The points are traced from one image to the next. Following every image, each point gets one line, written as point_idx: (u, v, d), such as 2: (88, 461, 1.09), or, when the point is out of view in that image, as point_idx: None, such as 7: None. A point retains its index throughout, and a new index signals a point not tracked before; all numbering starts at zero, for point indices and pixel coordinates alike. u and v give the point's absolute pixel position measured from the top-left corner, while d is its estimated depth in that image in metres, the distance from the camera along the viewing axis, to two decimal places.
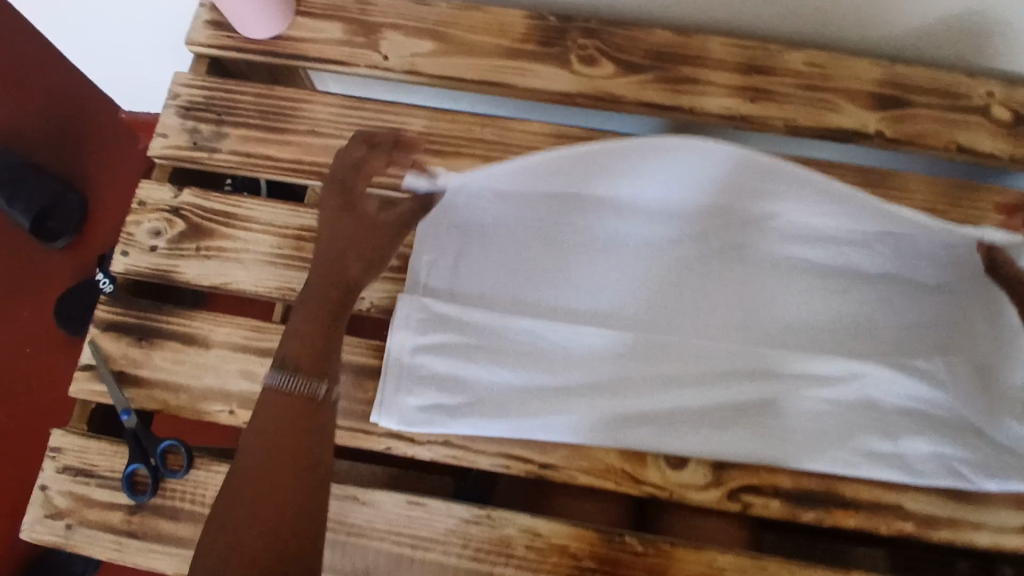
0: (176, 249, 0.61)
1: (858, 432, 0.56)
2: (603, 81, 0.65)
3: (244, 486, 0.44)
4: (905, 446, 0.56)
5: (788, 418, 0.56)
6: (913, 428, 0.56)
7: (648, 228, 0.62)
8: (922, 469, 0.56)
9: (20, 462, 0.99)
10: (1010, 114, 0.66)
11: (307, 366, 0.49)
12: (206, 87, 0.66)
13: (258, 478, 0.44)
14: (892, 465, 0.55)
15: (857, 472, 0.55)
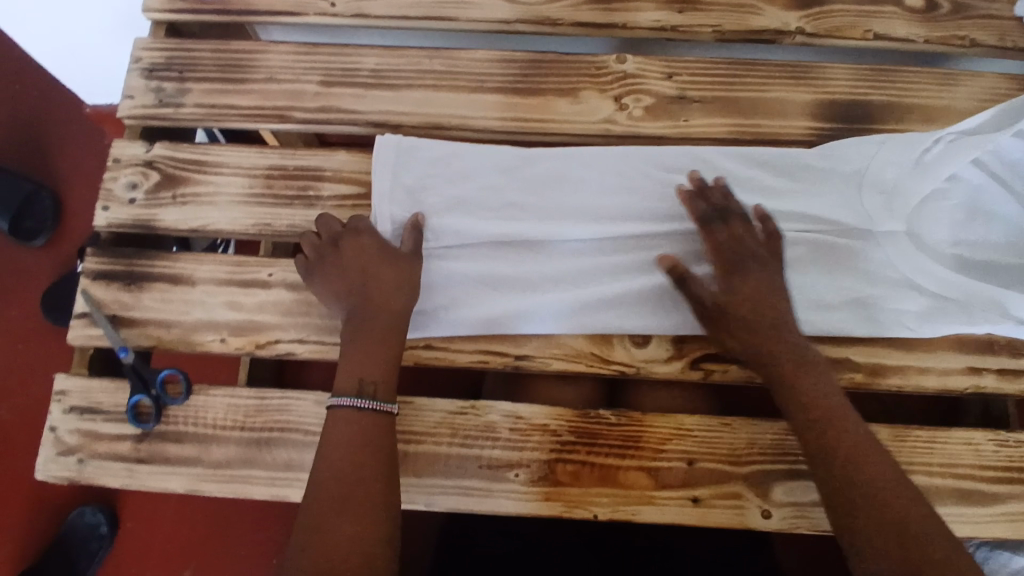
0: (153, 199, 0.65)
1: (801, 296, 0.61)
2: (541, 6, 0.69)
3: (331, 485, 0.50)
4: (845, 302, 0.61)
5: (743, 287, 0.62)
6: (850, 287, 0.62)
7: (594, 138, 0.67)
8: (862, 322, 0.61)
9: (27, 454, 1.01)
10: (922, 1, 0.71)
11: (375, 376, 0.56)
12: (166, 48, 0.69)
13: (341, 487, 0.50)
14: (835, 321, 0.61)
15: (803, 330, 0.61)
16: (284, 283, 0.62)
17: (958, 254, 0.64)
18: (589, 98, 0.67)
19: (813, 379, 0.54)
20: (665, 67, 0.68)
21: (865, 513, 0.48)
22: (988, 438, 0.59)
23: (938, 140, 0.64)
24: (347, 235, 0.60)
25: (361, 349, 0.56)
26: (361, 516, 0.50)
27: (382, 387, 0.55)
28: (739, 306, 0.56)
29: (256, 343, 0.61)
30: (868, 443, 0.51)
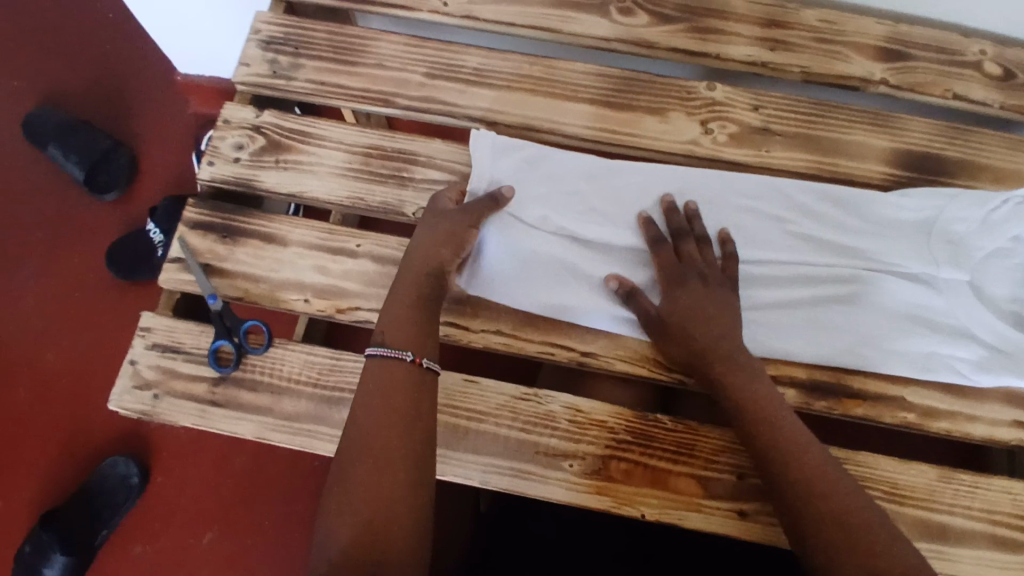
0: (256, 161, 0.69)
1: (861, 330, 0.63)
2: (640, 29, 0.73)
3: (359, 433, 0.51)
4: (905, 343, 0.63)
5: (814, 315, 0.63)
6: (912, 329, 0.63)
7: (677, 157, 0.70)
8: (920, 363, 0.62)
9: (66, 400, 0.99)
10: (1001, 69, 0.75)
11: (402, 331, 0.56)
12: (285, 24, 0.73)
13: (367, 434, 0.51)
14: (892, 357, 0.62)
15: (859, 362, 0.62)
16: (370, 255, 0.65)
17: (1017, 312, 0.65)
18: (677, 119, 0.70)
19: (749, 383, 0.57)
20: (752, 100, 0.71)
21: (809, 511, 0.50)
22: None
23: (1006, 201, 0.67)
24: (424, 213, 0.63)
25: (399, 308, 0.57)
26: (386, 465, 0.50)
27: (397, 336, 0.56)
28: (678, 319, 0.59)
29: (337, 307, 0.64)
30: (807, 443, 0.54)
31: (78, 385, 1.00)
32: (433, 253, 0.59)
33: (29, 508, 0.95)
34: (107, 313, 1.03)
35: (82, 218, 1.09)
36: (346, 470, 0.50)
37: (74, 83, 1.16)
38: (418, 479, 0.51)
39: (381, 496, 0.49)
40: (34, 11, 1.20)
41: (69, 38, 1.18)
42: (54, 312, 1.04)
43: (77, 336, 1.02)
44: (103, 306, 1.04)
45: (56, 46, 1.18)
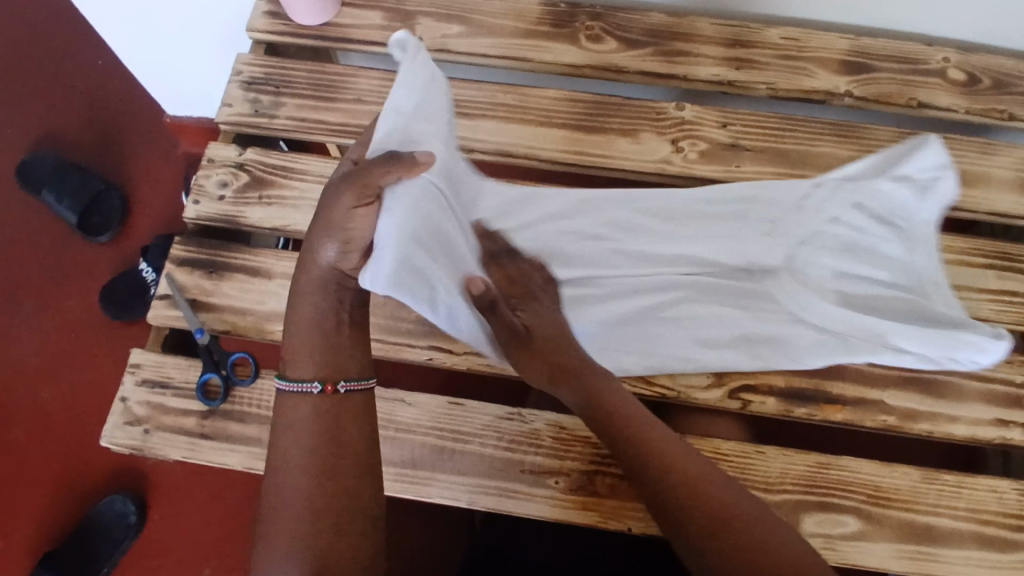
0: (241, 197, 0.71)
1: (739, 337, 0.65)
2: (609, 55, 0.76)
3: (293, 460, 0.52)
4: (788, 343, 0.64)
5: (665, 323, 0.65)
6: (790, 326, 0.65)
7: (650, 176, 0.72)
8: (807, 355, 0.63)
9: (62, 440, 1.00)
10: (963, 76, 0.77)
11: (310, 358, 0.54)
12: (265, 65, 0.76)
13: (302, 459, 0.52)
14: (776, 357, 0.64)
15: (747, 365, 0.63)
16: None
17: (839, 290, 0.67)
18: (648, 139, 0.72)
19: (613, 392, 0.55)
20: (720, 117, 0.73)
21: (690, 521, 0.49)
22: (1014, 488, 0.61)
23: (817, 185, 0.68)
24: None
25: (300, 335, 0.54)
26: (325, 487, 0.52)
27: (307, 367, 0.54)
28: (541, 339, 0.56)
29: None
30: (680, 446, 0.52)
31: (76, 425, 1.01)
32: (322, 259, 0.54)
33: (26, 550, 0.95)
34: (104, 352, 1.05)
35: (76, 260, 1.11)
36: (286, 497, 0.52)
37: (66, 128, 1.19)
38: (362, 493, 0.53)
39: (324, 516, 0.51)
40: (26, 61, 1.24)
41: (62, 86, 1.22)
42: (49, 354, 1.05)
43: (73, 376, 1.04)
44: (99, 345, 1.05)
45: (49, 95, 1.21)
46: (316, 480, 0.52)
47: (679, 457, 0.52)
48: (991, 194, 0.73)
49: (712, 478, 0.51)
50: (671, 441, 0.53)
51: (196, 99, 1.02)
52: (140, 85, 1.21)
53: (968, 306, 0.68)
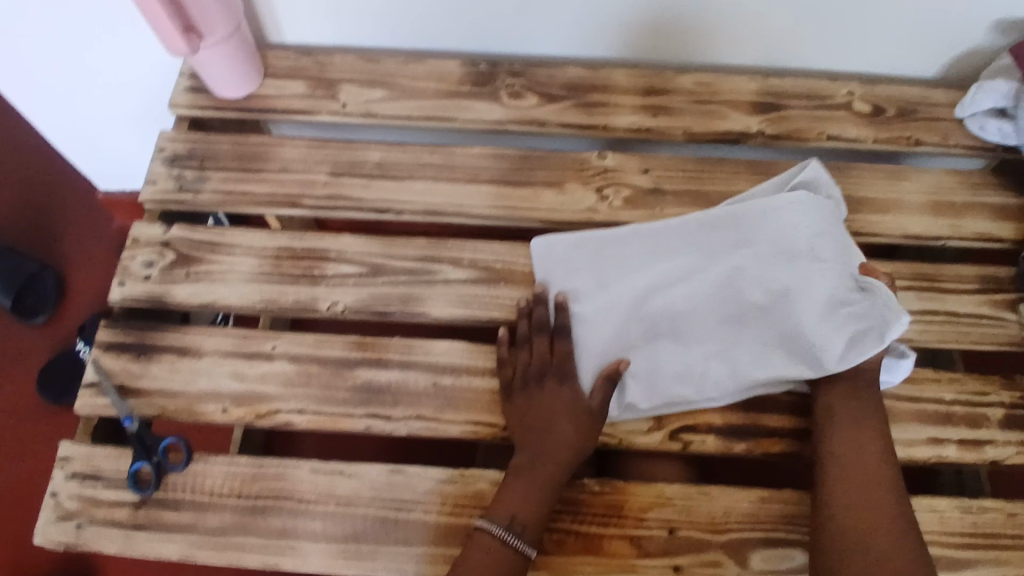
0: (168, 276, 0.69)
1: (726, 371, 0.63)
2: (530, 110, 0.78)
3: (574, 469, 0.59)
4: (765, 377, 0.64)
5: (740, 323, 0.64)
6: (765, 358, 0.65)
7: (578, 225, 0.73)
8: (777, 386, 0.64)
9: None
10: (869, 107, 0.80)
11: (529, 513, 0.58)
12: (189, 141, 0.76)
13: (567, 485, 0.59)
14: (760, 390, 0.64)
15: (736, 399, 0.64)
16: (287, 355, 0.66)
17: None
18: (573, 189, 0.74)
19: (855, 432, 0.59)
20: (641, 164, 0.75)
21: (833, 541, 0.55)
22: (954, 505, 0.62)
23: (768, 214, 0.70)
24: (515, 389, 0.63)
25: (519, 487, 0.59)
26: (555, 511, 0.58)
27: (529, 527, 0.57)
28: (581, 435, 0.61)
29: (257, 413, 0.64)
30: (886, 490, 0.56)
31: (12, 521, 0.95)
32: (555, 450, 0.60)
33: None
34: (37, 439, 1.00)
35: (14, 343, 1.06)
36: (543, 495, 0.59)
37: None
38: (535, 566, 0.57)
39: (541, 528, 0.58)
40: None
41: None
42: None
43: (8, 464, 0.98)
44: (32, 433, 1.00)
45: None
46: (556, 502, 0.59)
47: (872, 495, 0.56)
48: (905, 218, 0.76)
49: (886, 521, 0.54)
50: (883, 481, 0.56)
51: (111, 162, 0.98)
52: (69, 164, 1.19)
53: None
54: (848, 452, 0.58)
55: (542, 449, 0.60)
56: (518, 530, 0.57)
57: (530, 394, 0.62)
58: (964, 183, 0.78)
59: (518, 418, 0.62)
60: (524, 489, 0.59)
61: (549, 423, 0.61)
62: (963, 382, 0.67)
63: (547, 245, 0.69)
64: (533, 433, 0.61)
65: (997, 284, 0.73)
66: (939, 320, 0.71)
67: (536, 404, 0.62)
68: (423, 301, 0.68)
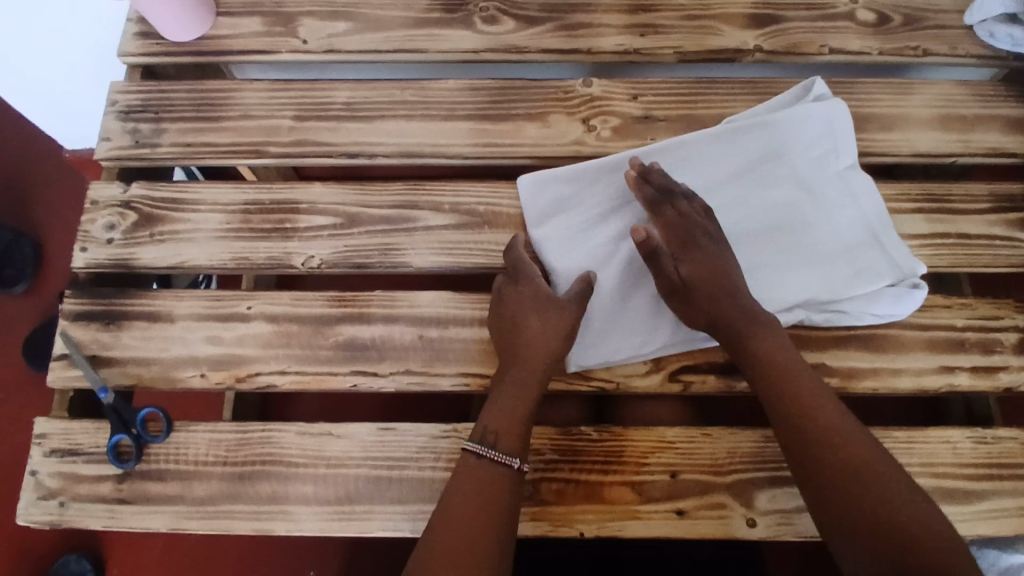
0: (131, 239, 0.65)
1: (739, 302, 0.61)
2: (508, 36, 0.72)
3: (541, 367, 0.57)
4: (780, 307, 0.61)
5: (759, 252, 0.62)
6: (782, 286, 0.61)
7: (564, 160, 0.68)
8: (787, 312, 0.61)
9: None
10: (875, 14, 0.74)
11: (508, 428, 0.55)
12: (142, 90, 0.70)
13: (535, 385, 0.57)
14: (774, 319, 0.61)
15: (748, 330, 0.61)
16: (263, 316, 0.62)
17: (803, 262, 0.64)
18: (558, 122, 0.69)
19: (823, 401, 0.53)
20: (630, 89, 0.70)
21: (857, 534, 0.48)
22: (965, 435, 0.61)
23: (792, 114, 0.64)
24: (509, 285, 0.60)
25: (497, 401, 0.56)
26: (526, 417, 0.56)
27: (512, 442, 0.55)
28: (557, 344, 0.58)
29: (236, 377, 0.61)
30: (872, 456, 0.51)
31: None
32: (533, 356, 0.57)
33: None
34: (13, 414, 0.95)
35: None
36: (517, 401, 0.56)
37: None
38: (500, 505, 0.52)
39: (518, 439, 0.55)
40: None
41: None
42: None
43: None
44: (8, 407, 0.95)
45: None
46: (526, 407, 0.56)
47: (867, 463, 0.50)
48: (914, 135, 0.71)
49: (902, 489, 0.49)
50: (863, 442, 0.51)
51: (69, 116, 0.93)
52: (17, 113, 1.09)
53: None
54: (837, 443, 0.51)
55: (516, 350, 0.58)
56: (492, 441, 0.55)
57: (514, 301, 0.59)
58: (976, 94, 0.72)
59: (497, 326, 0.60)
60: (502, 400, 0.56)
61: (521, 326, 0.58)
62: (975, 307, 0.64)
63: (540, 180, 0.64)
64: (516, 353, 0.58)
65: (1011, 202, 0.69)
66: (949, 243, 0.67)
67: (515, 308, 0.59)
68: (403, 251, 0.64)
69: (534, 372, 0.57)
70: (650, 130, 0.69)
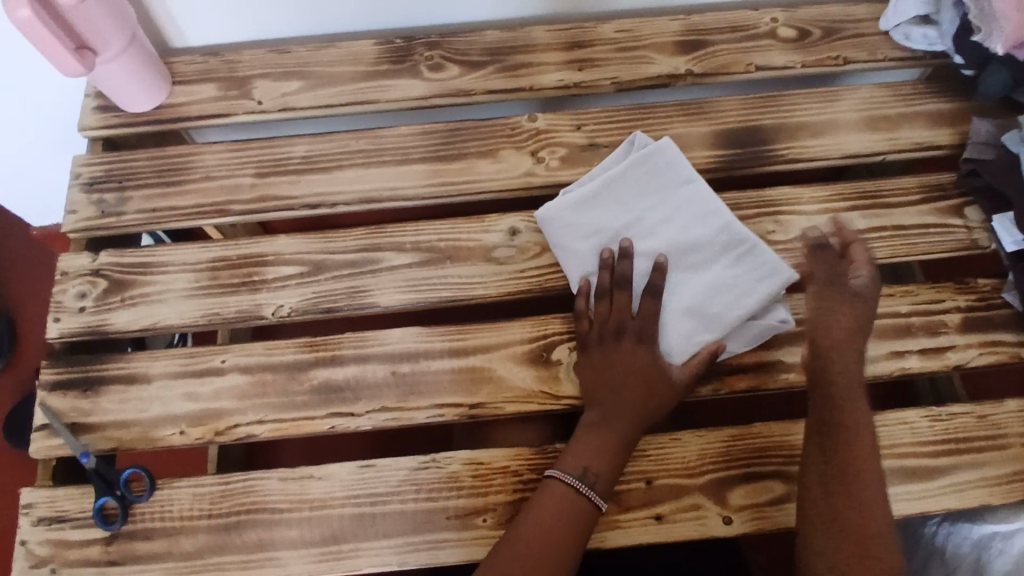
0: (103, 305, 0.67)
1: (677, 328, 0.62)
2: (453, 80, 0.76)
3: (633, 414, 0.60)
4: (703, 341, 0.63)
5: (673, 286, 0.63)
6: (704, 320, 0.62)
7: (518, 192, 0.72)
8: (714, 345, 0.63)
9: None
10: (794, 31, 0.79)
11: (599, 464, 0.58)
12: (105, 161, 0.73)
13: (625, 430, 0.59)
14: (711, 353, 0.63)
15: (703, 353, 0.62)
16: (238, 368, 0.64)
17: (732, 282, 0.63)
18: (509, 156, 0.72)
19: (853, 405, 0.58)
20: (573, 120, 0.74)
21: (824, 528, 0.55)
22: (922, 415, 0.64)
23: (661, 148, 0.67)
24: (629, 334, 0.62)
25: (587, 440, 0.59)
26: (610, 457, 0.59)
27: (603, 478, 0.58)
28: (633, 388, 0.60)
29: (216, 430, 0.62)
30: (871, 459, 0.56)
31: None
32: (628, 407, 0.60)
33: None
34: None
35: None
36: (606, 444, 0.59)
37: None
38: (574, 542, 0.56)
39: (606, 474, 0.58)
40: None
41: None
42: None
43: None
44: None
45: None
46: (616, 447, 0.59)
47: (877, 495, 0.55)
48: (843, 138, 0.75)
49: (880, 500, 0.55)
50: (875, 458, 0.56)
51: (35, 192, 0.94)
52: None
53: None
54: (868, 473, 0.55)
55: (615, 401, 0.60)
56: (592, 481, 0.57)
57: (606, 352, 0.62)
58: (896, 95, 0.77)
59: (592, 373, 0.62)
60: (589, 444, 0.59)
61: (621, 379, 0.61)
62: (917, 293, 0.68)
63: (569, 196, 0.66)
64: (619, 393, 0.60)
65: (941, 192, 0.73)
66: (886, 236, 0.71)
67: (610, 363, 0.61)
68: (370, 292, 0.67)
69: (626, 420, 0.60)
70: (595, 156, 0.72)
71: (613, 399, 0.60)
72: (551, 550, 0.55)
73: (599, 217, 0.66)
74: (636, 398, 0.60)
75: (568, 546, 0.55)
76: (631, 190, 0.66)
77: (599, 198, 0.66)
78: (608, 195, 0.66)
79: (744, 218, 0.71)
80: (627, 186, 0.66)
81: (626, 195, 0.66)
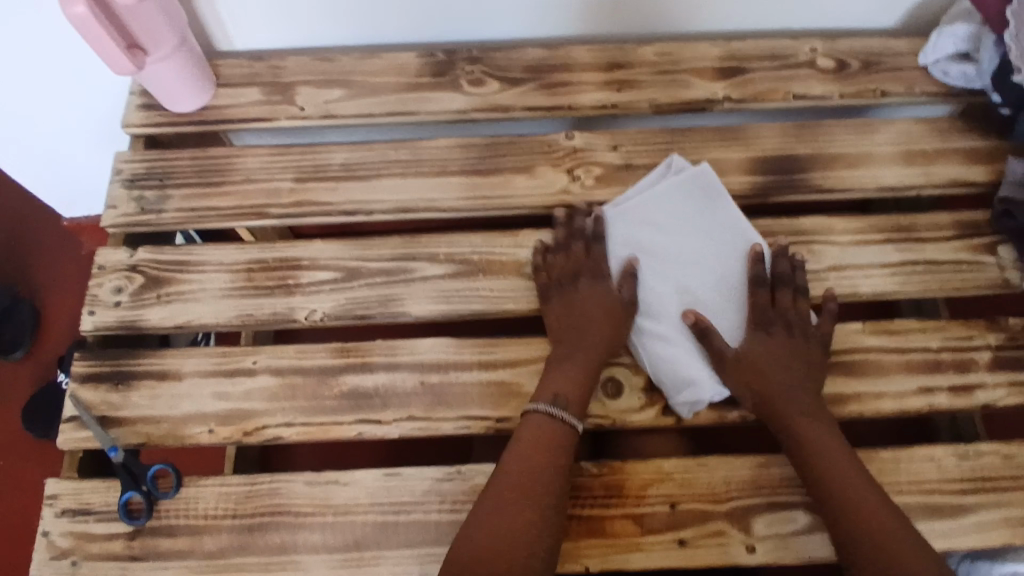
0: (139, 301, 0.68)
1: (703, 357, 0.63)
2: (493, 96, 0.76)
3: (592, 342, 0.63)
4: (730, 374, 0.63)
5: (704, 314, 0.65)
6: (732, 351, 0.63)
7: (552, 209, 0.72)
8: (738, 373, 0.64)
9: None
10: (833, 62, 0.80)
11: (570, 391, 0.61)
12: (147, 159, 0.74)
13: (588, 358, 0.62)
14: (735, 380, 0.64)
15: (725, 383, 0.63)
16: (269, 370, 0.64)
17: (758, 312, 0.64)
18: (545, 173, 0.73)
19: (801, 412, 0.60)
20: (610, 140, 0.74)
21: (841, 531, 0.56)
22: (950, 452, 0.63)
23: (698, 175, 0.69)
24: (586, 274, 0.65)
25: (556, 373, 0.62)
26: (577, 382, 0.61)
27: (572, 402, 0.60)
28: (594, 324, 0.63)
29: (244, 430, 0.63)
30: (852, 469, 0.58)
31: (3, 568, 0.91)
32: (591, 338, 0.63)
33: None
34: (14, 484, 0.95)
35: None
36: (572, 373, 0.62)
37: None
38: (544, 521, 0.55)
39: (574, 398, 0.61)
40: None
41: None
42: None
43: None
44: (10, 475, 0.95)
45: None
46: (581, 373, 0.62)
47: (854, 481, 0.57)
48: (878, 171, 0.75)
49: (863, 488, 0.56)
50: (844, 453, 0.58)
51: (72, 185, 0.96)
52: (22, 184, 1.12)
53: (873, 281, 0.71)
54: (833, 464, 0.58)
55: (575, 333, 0.63)
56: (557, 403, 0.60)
57: (565, 294, 0.65)
58: (933, 130, 0.77)
59: (556, 313, 0.65)
60: (558, 375, 0.62)
61: (580, 314, 0.64)
62: (948, 329, 0.68)
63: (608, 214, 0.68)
64: (574, 345, 0.63)
65: (974, 229, 0.73)
66: (918, 270, 0.71)
67: (569, 302, 0.65)
68: (402, 301, 0.67)
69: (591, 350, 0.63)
70: (631, 177, 0.73)
71: (572, 332, 0.63)
72: (521, 514, 0.55)
73: (636, 236, 0.67)
74: (597, 329, 0.63)
75: (538, 518, 0.55)
76: (669, 212, 0.68)
77: (636, 217, 0.68)
78: (646, 213, 0.68)
79: (776, 246, 0.72)
80: (664, 205, 0.68)
81: (663, 216, 0.68)
